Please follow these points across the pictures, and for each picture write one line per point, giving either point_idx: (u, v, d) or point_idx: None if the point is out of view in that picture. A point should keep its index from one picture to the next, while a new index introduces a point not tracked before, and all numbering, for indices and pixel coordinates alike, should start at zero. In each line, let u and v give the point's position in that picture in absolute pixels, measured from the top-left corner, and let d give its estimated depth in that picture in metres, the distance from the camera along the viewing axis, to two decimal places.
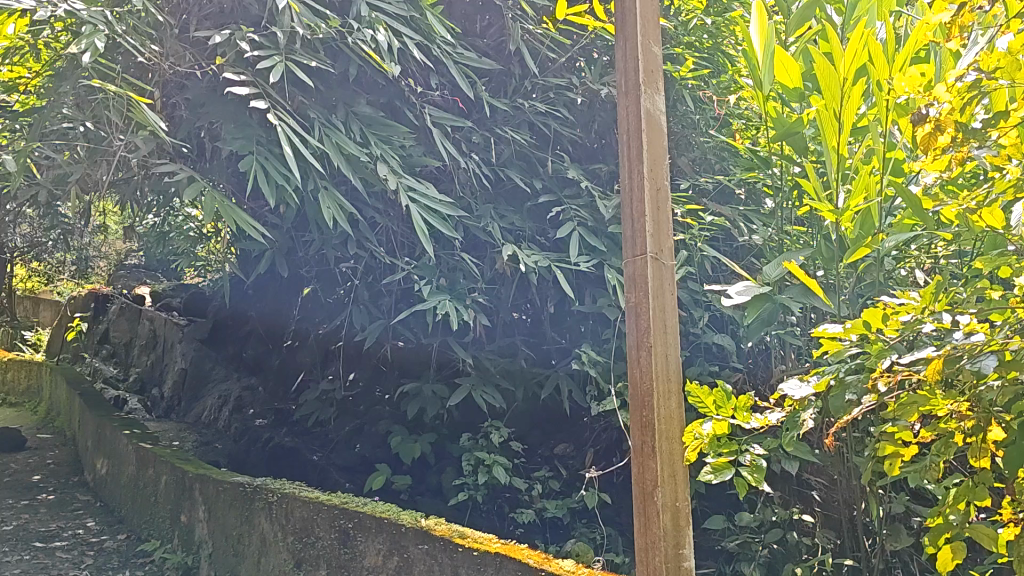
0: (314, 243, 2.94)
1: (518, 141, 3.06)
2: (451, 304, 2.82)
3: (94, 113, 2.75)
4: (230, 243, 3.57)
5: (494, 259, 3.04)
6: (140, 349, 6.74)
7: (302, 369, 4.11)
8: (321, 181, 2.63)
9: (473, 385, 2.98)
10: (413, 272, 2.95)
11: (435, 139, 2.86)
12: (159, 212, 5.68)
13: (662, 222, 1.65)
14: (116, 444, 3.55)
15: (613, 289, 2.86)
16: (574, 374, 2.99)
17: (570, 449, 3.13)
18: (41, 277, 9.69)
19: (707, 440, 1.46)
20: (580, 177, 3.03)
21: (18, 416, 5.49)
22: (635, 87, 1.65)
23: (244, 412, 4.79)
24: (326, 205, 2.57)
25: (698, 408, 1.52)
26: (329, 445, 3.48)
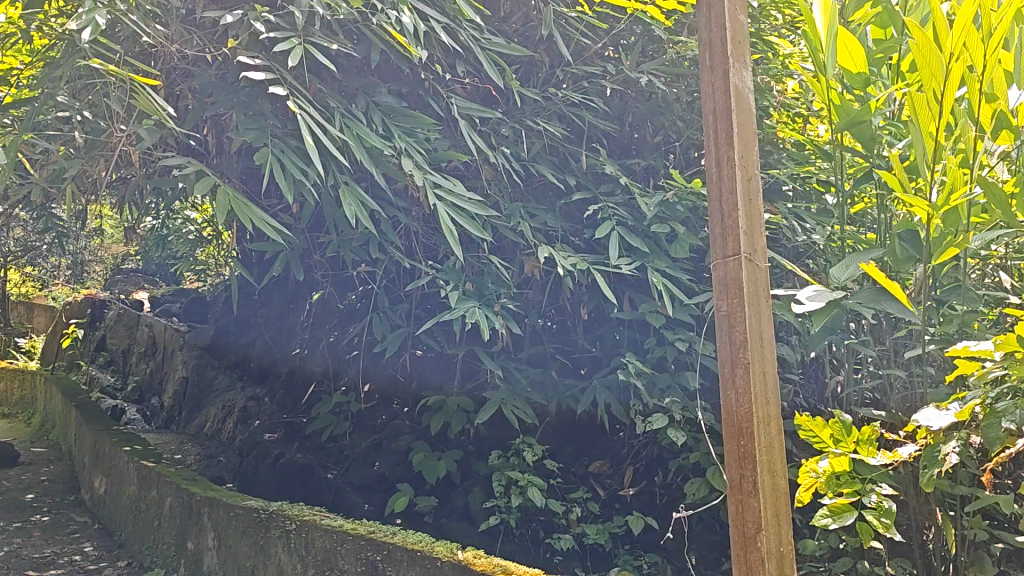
0: (331, 244, 2.71)
1: (551, 134, 2.82)
2: (482, 311, 2.58)
3: (92, 102, 2.51)
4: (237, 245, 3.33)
5: (525, 261, 2.82)
6: (138, 356, 6.50)
7: (312, 380, 3.88)
8: (341, 176, 2.39)
9: (503, 399, 2.75)
10: (438, 276, 2.72)
11: (463, 131, 2.62)
12: (159, 214, 5.45)
13: (754, 217, 1.42)
14: (116, 461, 3.31)
15: (658, 294, 2.62)
16: (614, 387, 2.75)
17: (606, 467, 2.90)
18: (34, 282, 9.43)
19: (824, 478, 1.38)
20: (618, 173, 2.79)
21: (12, 428, 5.24)
22: (723, 60, 1.42)
23: (249, 423, 4.55)
24: (347, 203, 2.34)
25: (813, 442, 1.44)
26: (344, 462, 3.24)
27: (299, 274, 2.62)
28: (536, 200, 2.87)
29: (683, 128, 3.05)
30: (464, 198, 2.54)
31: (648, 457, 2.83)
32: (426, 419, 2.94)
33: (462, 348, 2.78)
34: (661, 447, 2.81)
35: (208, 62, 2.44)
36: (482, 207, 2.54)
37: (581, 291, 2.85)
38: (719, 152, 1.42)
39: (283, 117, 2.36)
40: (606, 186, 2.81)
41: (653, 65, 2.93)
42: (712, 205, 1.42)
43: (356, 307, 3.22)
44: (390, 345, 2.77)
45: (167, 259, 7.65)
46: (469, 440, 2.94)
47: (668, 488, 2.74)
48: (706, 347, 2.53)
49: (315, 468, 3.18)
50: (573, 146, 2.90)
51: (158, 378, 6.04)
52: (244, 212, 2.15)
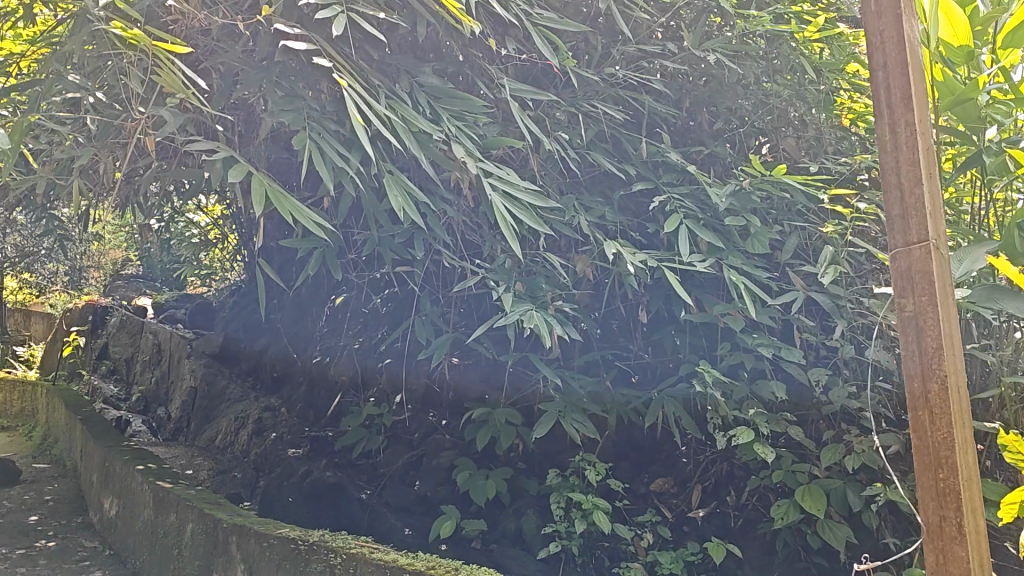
0: (369, 242, 2.45)
1: (609, 118, 2.56)
2: (539, 315, 2.32)
3: (108, 83, 2.24)
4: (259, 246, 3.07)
5: (582, 260, 2.56)
6: (142, 365, 6.22)
7: (336, 390, 3.61)
8: (385, 164, 2.13)
9: (560, 412, 2.49)
10: (488, 277, 2.47)
11: (516, 114, 2.36)
12: (166, 214, 5.18)
13: (937, 197, 1.16)
14: (128, 481, 3.04)
15: (736, 294, 2.36)
16: (682, 398, 2.50)
17: (671, 486, 2.65)
18: (32, 289, 9.16)
19: None
20: (683, 161, 2.53)
21: (11, 442, 4.96)
22: (895, 5, 1.16)
23: (265, 436, 4.29)
24: (394, 194, 2.09)
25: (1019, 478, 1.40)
26: (378, 481, 2.97)
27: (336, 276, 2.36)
28: (594, 193, 2.61)
29: (749, 114, 2.79)
30: (520, 189, 2.28)
31: (718, 475, 2.58)
32: (472, 434, 2.68)
33: (514, 355, 2.52)
34: (733, 463, 2.56)
35: (238, 37, 2.18)
36: (540, 199, 2.29)
37: (643, 292, 2.60)
38: (883, 116, 1.17)
39: (322, 98, 2.11)
40: (670, 176, 2.56)
41: (718, 43, 2.68)
42: (885, 180, 1.16)
43: (390, 313, 2.97)
44: (435, 350, 2.51)
45: (170, 264, 7.38)
46: (518, 457, 2.69)
47: (744, 509, 2.48)
48: (791, 353, 2.27)
49: (347, 488, 2.92)
50: (632, 133, 2.64)
51: (164, 388, 5.76)
52: (287, 207, 1.90)
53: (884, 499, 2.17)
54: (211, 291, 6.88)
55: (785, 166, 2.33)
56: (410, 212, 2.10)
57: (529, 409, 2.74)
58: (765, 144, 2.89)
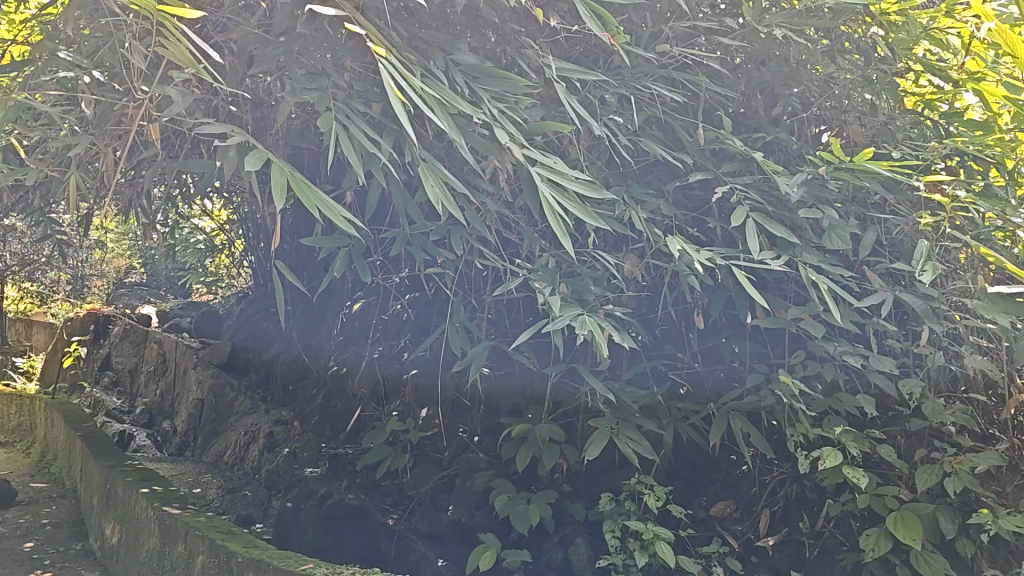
0: (399, 240, 2.21)
1: (662, 101, 2.31)
2: (592, 320, 2.07)
3: (107, 61, 1.99)
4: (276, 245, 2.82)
5: (633, 260, 2.31)
6: (147, 376, 5.97)
7: (355, 402, 3.37)
8: (420, 151, 1.89)
9: (613, 429, 2.23)
10: (531, 278, 2.22)
11: (563, 96, 2.10)
12: (172, 216, 4.94)
13: None
14: (132, 505, 2.78)
15: (812, 296, 2.11)
16: (748, 412, 2.24)
17: (732, 511, 2.40)
18: (33, 299, 8.93)
19: None
20: (746, 148, 2.28)
21: (9, 459, 4.70)
22: None
23: (277, 452, 4.04)
24: (432, 185, 1.84)
25: None
26: (406, 504, 2.72)
27: (365, 280, 2.11)
28: (645, 184, 2.37)
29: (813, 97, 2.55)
30: (572, 179, 2.03)
31: (786, 497, 2.33)
32: (510, 453, 2.44)
33: (560, 365, 2.27)
34: (802, 484, 2.31)
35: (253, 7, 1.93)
36: (595, 191, 2.03)
37: (701, 293, 2.35)
38: None
39: (349, 76, 1.87)
40: (731, 165, 2.31)
41: (781, 18, 2.43)
42: None
43: (419, 319, 2.72)
44: (473, 359, 2.26)
45: (175, 270, 7.14)
46: (563, 478, 2.44)
47: (818, 537, 2.24)
48: (882, 362, 2.05)
49: (373, 511, 2.66)
50: (687, 118, 2.40)
51: (169, 400, 5.51)
52: (314, 198, 1.61)
53: (990, 529, 1.96)
54: (218, 298, 6.64)
55: (871, 150, 2.10)
56: (449, 205, 1.85)
57: (573, 424, 2.49)
58: (824, 132, 2.71)
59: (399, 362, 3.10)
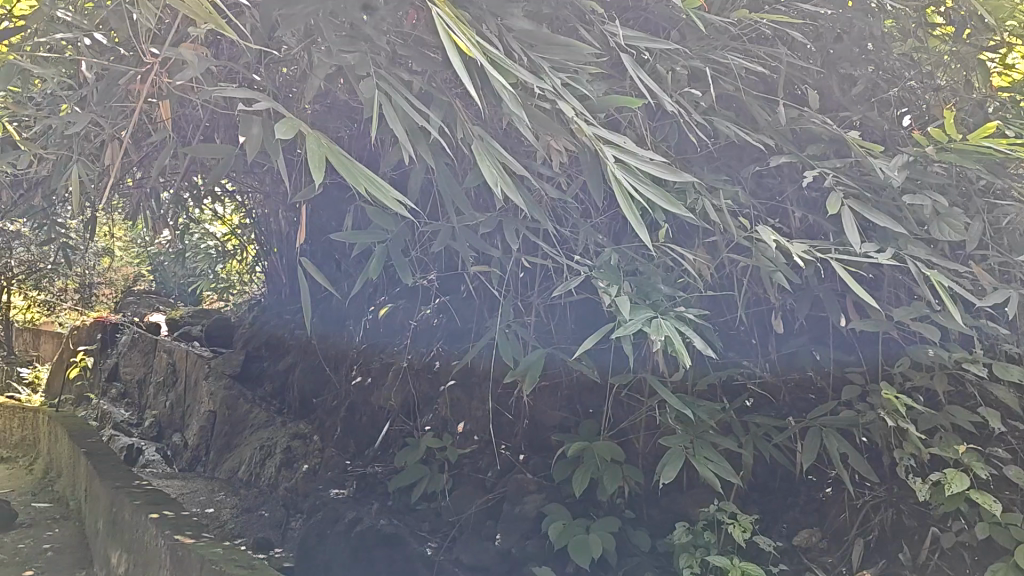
0: (441, 234, 1.93)
1: (739, 75, 2.05)
2: (669, 323, 1.79)
3: (110, 27, 1.73)
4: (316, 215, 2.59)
5: (707, 257, 2.04)
6: (156, 386, 5.72)
7: (383, 416, 3.10)
8: (474, 127, 1.62)
9: (688, 448, 1.96)
10: (592, 276, 1.94)
11: (632, 68, 1.82)
12: (183, 218, 4.68)
13: None
14: (140, 531, 2.51)
15: (921, 295, 1.84)
16: (842, 427, 1.97)
17: (817, 540, 2.13)
18: (39, 307, 8.70)
19: None
20: (836, 128, 2.02)
21: (10, 476, 4.45)
22: None
23: (296, 468, 3.78)
24: (487, 165, 1.56)
25: None
26: (446, 531, 2.45)
27: (408, 281, 1.81)
28: (719, 170, 2.10)
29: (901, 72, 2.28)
30: (648, 160, 1.74)
31: (880, 525, 2.07)
32: (563, 474, 2.17)
33: (625, 375, 2.00)
34: (899, 510, 2.05)
35: None
36: (674, 173, 1.74)
37: (782, 292, 2.08)
38: None
39: (390, 39, 1.61)
40: (817, 147, 2.04)
41: None
42: None
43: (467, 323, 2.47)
44: (525, 368, 1.98)
45: (185, 276, 6.90)
46: (625, 503, 2.17)
47: (923, 572, 1.96)
48: (1006, 370, 1.79)
49: (408, 539, 2.39)
50: (764, 94, 2.12)
51: (179, 412, 5.25)
52: (355, 173, 1.35)
53: None
54: (230, 304, 6.39)
55: (994, 127, 1.78)
56: (507, 190, 1.57)
57: (633, 441, 2.23)
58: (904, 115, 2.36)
59: (432, 371, 2.84)
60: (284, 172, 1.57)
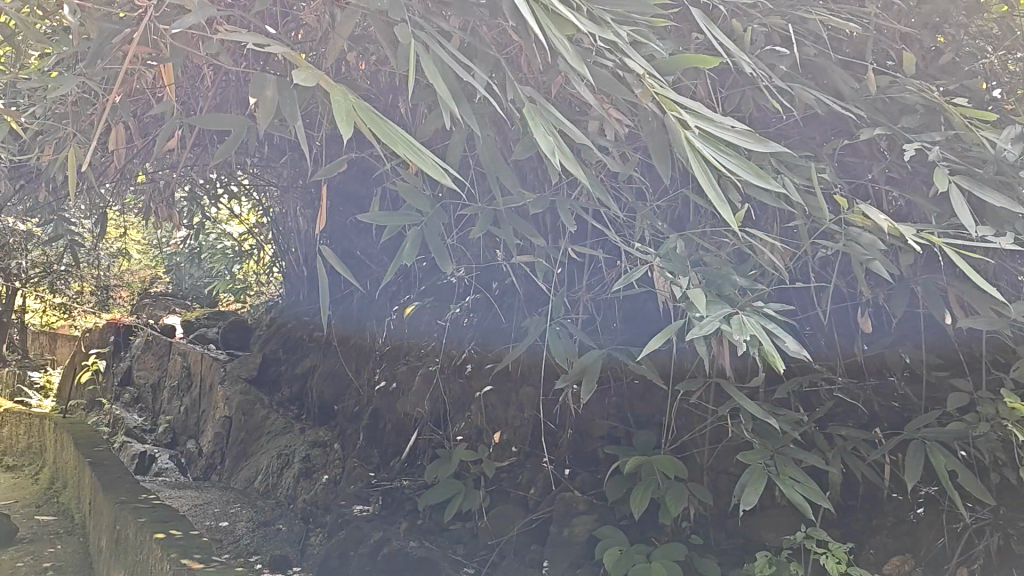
0: (482, 218, 1.68)
1: (824, 35, 1.79)
2: (753, 318, 1.52)
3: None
4: (356, 176, 2.41)
5: (787, 244, 1.78)
6: (170, 391, 5.50)
7: (410, 425, 2.86)
8: (525, 88, 1.36)
9: (769, 464, 1.70)
10: (659, 267, 1.68)
11: (704, 21, 1.54)
12: (198, 214, 4.47)
13: None
14: (144, 553, 2.27)
15: None
16: (948, 440, 1.71)
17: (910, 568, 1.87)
18: (56, 311, 8.55)
19: None
20: (935, 95, 1.76)
21: (16, 486, 4.24)
22: None
23: (315, 479, 3.54)
24: (541, 131, 1.30)
25: None
26: (482, 554, 2.20)
27: (448, 269, 1.53)
28: (797, 145, 1.84)
29: (999, 37, 2.01)
30: (729, 128, 1.48)
31: (986, 552, 1.80)
32: (619, 494, 1.92)
33: (694, 381, 1.74)
34: (1008, 534, 1.79)
35: None
36: (759, 143, 1.47)
37: (872, 285, 1.81)
38: None
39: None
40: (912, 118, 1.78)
41: None
42: None
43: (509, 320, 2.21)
44: (579, 371, 1.72)
45: (202, 277, 6.70)
46: (689, 527, 1.91)
47: None
48: None
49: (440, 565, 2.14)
50: (848, 60, 1.86)
51: (193, 418, 5.03)
52: (386, 128, 1.11)
53: None
54: (246, 307, 6.18)
55: None
56: (565, 162, 1.32)
57: (696, 456, 1.97)
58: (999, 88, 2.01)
59: (464, 376, 2.59)
60: (302, 139, 1.32)
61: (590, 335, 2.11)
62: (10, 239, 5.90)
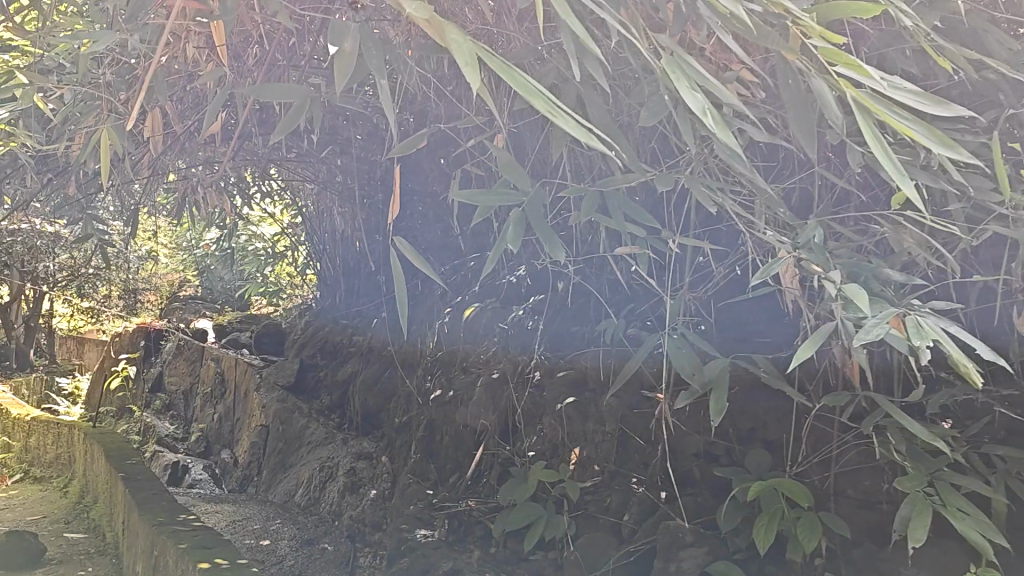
0: (588, 201, 1.43)
1: None
2: (928, 319, 1.25)
3: None
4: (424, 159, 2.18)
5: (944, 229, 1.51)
6: (202, 397, 5.29)
7: (472, 438, 2.61)
8: (663, 37, 1.10)
9: (929, 492, 1.44)
10: (798, 258, 1.42)
11: None
12: (231, 211, 4.24)
13: None
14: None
15: None
16: None
17: None
18: (85, 315, 8.38)
19: None
20: None
21: (44, 500, 4.03)
22: None
23: (362, 493, 3.31)
24: (687, 86, 1.04)
25: None
26: None
27: (559, 257, 1.25)
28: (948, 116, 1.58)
29: None
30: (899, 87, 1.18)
31: None
32: (739, 521, 1.70)
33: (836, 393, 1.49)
34: None
35: None
36: (938, 104, 1.17)
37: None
38: None
39: None
40: None
41: None
42: None
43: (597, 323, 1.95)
44: (703, 382, 1.46)
45: (233, 278, 6.48)
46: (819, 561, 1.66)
47: None
48: None
49: None
50: (1003, 16, 1.59)
51: (227, 426, 4.82)
52: (518, 80, 0.80)
53: None
54: (280, 310, 5.96)
55: None
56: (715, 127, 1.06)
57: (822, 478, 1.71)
58: None
59: (537, 385, 2.35)
60: (390, 101, 1.10)
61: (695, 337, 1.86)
62: (38, 240, 5.71)
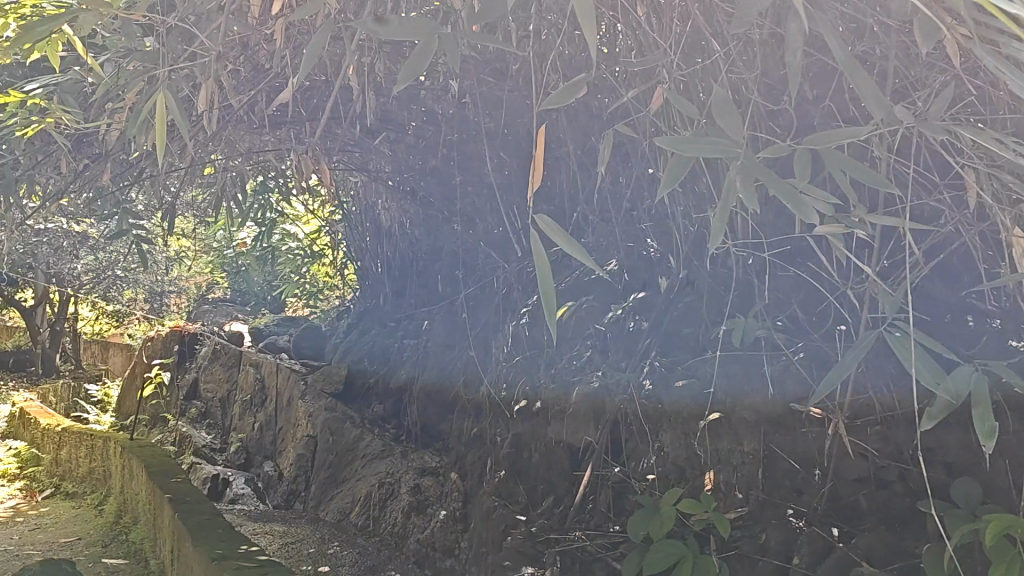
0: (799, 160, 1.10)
1: None
2: None
3: None
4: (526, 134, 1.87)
5: None
6: (240, 406, 5.01)
7: (568, 457, 2.30)
8: None
9: None
10: None
11: None
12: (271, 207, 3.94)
13: None
14: None
15: None
16: None
17: None
18: (110, 318, 8.11)
19: None
20: None
21: (80, 521, 3.74)
22: None
23: (430, 514, 3.01)
24: None
25: None
26: None
27: (806, 221, 1.07)
28: None
29: None
30: None
31: None
32: (948, 569, 1.40)
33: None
34: None
35: None
36: None
37: None
38: None
39: None
40: None
41: None
42: None
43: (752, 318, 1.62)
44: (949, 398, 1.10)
45: (267, 280, 6.20)
46: None
47: None
48: None
49: None
50: None
51: (270, 436, 4.53)
52: None
53: None
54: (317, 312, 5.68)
55: None
56: None
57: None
58: None
59: None
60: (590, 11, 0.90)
61: (850, 340, 1.56)
62: (66, 242, 5.43)
